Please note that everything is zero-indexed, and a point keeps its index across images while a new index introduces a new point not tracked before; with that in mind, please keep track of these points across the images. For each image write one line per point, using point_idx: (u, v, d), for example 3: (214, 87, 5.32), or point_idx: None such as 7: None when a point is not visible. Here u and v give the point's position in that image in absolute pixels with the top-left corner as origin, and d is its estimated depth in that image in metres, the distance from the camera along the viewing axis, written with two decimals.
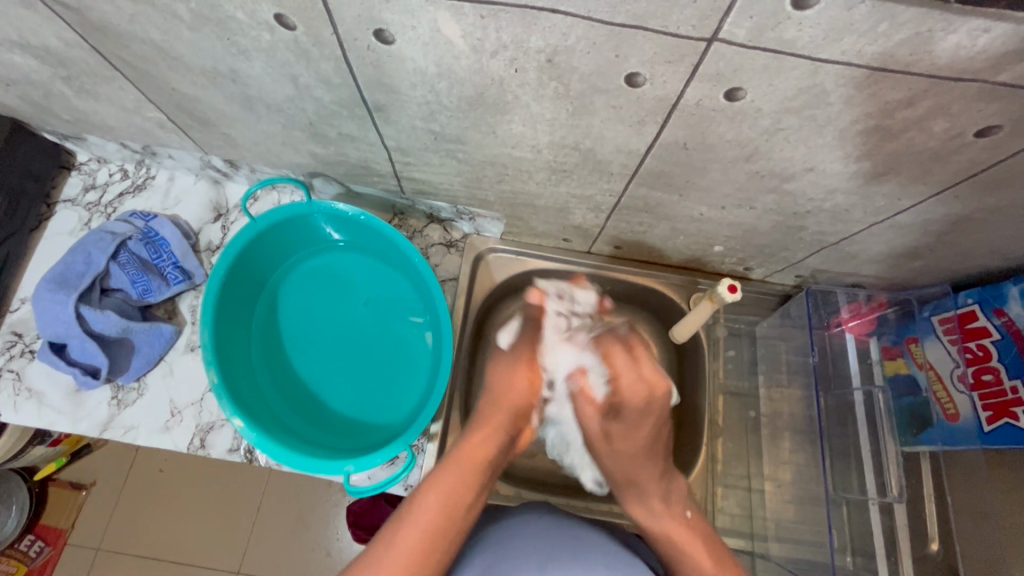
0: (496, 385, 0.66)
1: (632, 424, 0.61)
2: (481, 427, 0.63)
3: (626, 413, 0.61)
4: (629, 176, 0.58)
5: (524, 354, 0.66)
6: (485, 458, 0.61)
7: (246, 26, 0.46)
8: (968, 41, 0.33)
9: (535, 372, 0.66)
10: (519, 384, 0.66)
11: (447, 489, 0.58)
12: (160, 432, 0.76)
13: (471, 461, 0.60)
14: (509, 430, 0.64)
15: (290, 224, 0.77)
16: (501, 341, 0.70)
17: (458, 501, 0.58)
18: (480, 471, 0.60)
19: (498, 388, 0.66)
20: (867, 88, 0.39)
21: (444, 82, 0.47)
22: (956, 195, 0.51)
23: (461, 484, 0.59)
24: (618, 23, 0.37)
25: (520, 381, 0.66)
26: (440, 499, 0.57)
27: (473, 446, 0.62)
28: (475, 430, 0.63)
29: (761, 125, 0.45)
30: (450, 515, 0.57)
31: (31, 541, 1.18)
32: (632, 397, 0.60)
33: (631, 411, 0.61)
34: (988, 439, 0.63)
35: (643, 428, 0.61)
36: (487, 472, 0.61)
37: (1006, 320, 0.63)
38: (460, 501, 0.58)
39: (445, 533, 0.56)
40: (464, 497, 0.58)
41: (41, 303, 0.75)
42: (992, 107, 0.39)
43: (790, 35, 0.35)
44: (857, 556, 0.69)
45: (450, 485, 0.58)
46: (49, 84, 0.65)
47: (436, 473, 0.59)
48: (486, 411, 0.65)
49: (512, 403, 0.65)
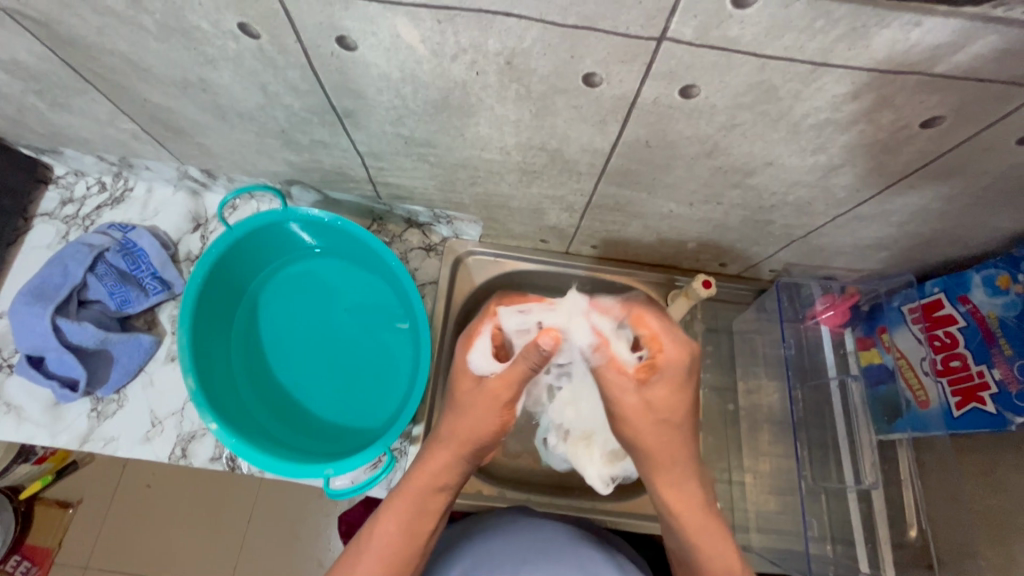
0: (462, 411, 0.62)
1: (671, 383, 0.59)
2: (439, 451, 0.62)
3: (668, 373, 0.59)
4: (598, 175, 0.59)
5: (496, 399, 0.61)
6: (442, 482, 0.62)
7: (211, 37, 0.47)
8: (902, 35, 0.35)
9: (507, 409, 0.63)
10: (485, 418, 0.62)
11: (403, 520, 0.60)
12: (141, 443, 0.76)
13: (424, 487, 0.62)
14: (470, 459, 0.64)
15: (269, 232, 0.77)
16: (478, 366, 0.63)
17: (413, 530, 0.60)
18: (434, 496, 0.62)
19: (458, 419, 0.62)
20: (813, 82, 0.40)
21: (409, 86, 0.48)
22: (911, 185, 0.53)
23: (416, 512, 0.61)
24: (570, 24, 0.38)
25: (488, 416, 0.62)
26: (397, 530, 0.60)
27: (427, 473, 0.62)
28: (431, 452, 0.63)
29: (718, 122, 0.46)
30: (407, 544, 0.60)
31: (16, 561, 1.17)
32: (673, 360, 0.59)
33: (670, 372, 0.59)
34: (957, 424, 0.65)
35: (684, 388, 0.59)
36: (444, 494, 0.63)
37: (971, 308, 0.65)
38: (416, 529, 0.61)
39: (404, 561, 0.59)
40: (420, 525, 0.61)
41: (18, 317, 0.75)
42: (934, 97, 0.40)
43: (734, 32, 0.36)
44: (838, 544, 0.70)
45: (404, 517, 0.60)
46: (21, 98, 0.65)
47: (392, 502, 0.61)
48: (444, 436, 0.63)
49: (471, 433, 0.62)
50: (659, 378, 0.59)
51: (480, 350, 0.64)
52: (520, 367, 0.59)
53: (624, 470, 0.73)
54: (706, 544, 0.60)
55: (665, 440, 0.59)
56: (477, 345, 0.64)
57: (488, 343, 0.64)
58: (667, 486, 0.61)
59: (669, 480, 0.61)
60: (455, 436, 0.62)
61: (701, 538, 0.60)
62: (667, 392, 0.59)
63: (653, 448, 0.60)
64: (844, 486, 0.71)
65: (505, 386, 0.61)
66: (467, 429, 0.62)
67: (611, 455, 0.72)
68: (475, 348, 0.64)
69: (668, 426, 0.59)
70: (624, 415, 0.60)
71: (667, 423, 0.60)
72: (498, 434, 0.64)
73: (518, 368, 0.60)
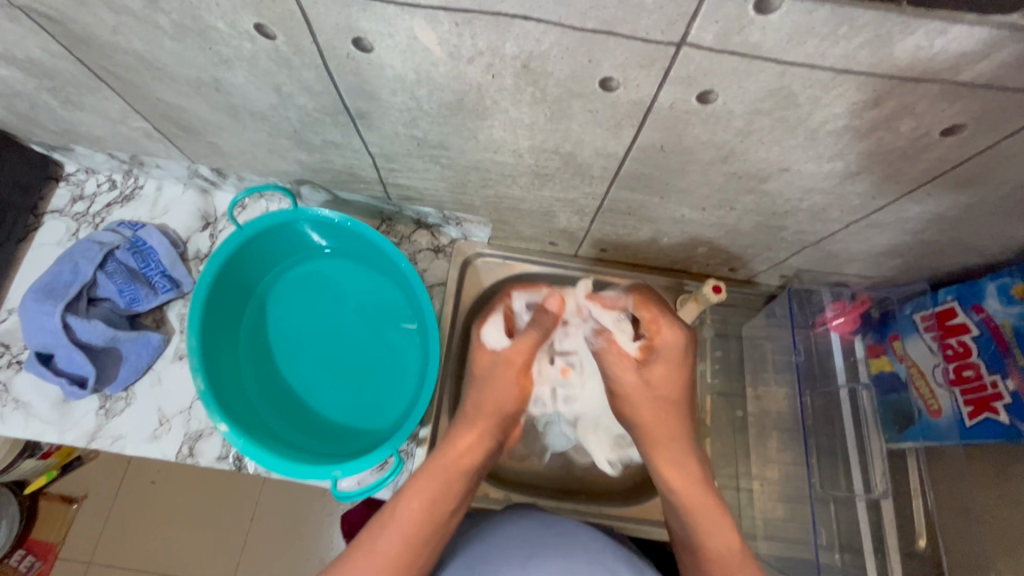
0: (484, 384, 0.65)
1: (668, 362, 0.63)
2: (467, 430, 0.64)
3: (666, 348, 0.63)
4: (610, 179, 0.59)
5: (513, 366, 0.65)
6: (470, 464, 0.62)
7: (227, 37, 0.46)
8: (926, 42, 0.34)
9: (525, 379, 0.66)
10: (508, 390, 0.65)
11: (429, 497, 0.59)
12: (148, 441, 0.76)
13: (453, 467, 0.61)
14: (495, 437, 0.65)
15: (278, 232, 0.77)
16: (492, 342, 0.66)
17: (439, 508, 0.59)
18: (461, 478, 0.61)
19: (479, 395, 0.65)
20: (834, 89, 0.40)
21: (424, 89, 0.48)
22: (929, 193, 0.52)
23: (441, 492, 0.60)
24: (589, 28, 0.37)
25: (510, 389, 0.65)
26: (423, 504, 0.58)
27: (456, 452, 0.62)
28: (461, 433, 0.64)
29: (735, 127, 0.46)
30: (430, 521, 0.58)
31: (20, 555, 1.18)
32: (669, 342, 0.63)
33: (668, 352, 0.63)
34: (969, 434, 0.64)
35: (682, 365, 0.64)
36: (468, 478, 0.62)
37: (984, 317, 0.64)
38: (441, 507, 0.59)
39: (426, 539, 0.58)
40: (446, 504, 0.60)
41: (28, 314, 0.75)
42: (955, 105, 0.40)
43: (755, 38, 0.36)
44: (846, 553, 0.69)
45: (431, 493, 0.59)
46: (34, 95, 0.66)
47: (419, 479, 0.60)
48: (471, 414, 0.65)
49: (496, 408, 0.65)
50: (657, 358, 0.63)
51: (493, 327, 0.67)
52: (533, 335, 0.65)
53: (630, 452, 0.77)
54: (710, 526, 0.59)
55: (668, 421, 0.62)
56: (490, 324, 0.68)
57: (501, 321, 0.68)
58: (665, 458, 0.62)
59: (670, 453, 0.62)
60: (481, 413, 0.64)
61: (705, 513, 0.60)
62: (667, 369, 0.63)
63: (648, 422, 0.62)
64: (853, 494, 0.71)
65: (519, 355, 0.65)
66: (492, 406, 0.65)
67: (617, 440, 0.76)
68: (487, 328, 0.67)
69: (670, 402, 0.63)
70: (624, 395, 0.63)
71: (668, 402, 0.63)
72: (520, 413, 0.68)
73: (530, 336, 0.65)
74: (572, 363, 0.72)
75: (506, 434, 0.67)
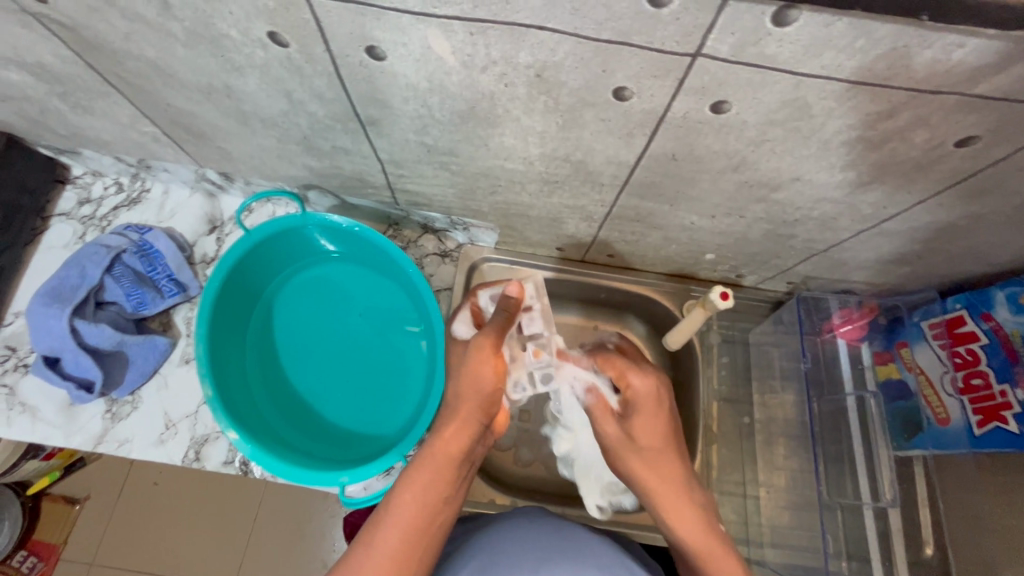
0: (462, 371, 0.65)
1: (646, 411, 0.63)
2: (450, 420, 0.63)
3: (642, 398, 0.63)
4: (620, 186, 0.59)
5: (485, 347, 0.64)
6: (459, 451, 0.62)
7: (240, 44, 0.46)
8: (944, 55, 0.34)
9: (500, 359, 0.64)
10: (482, 375, 0.63)
11: (422, 490, 0.59)
12: (155, 446, 0.76)
13: (443, 458, 0.61)
14: (481, 420, 0.64)
15: (284, 237, 0.77)
16: (461, 333, 0.71)
17: (432, 498, 0.59)
18: (451, 468, 0.61)
19: (460, 381, 0.64)
20: (849, 101, 0.40)
21: (436, 97, 0.48)
22: (940, 203, 0.52)
23: (433, 484, 0.60)
24: (604, 39, 0.37)
25: (487, 371, 0.63)
26: (416, 495, 0.59)
27: (444, 443, 0.62)
28: (444, 424, 0.63)
29: (748, 137, 0.46)
30: (425, 510, 0.58)
31: (22, 557, 1.18)
32: (642, 391, 0.63)
33: (642, 402, 0.63)
34: (978, 444, 0.63)
35: (660, 414, 0.63)
36: (458, 468, 0.62)
37: (994, 325, 0.63)
38: (434, 498, 0.59)
39: (422, 532, 0.58)
40: (438, 493, 0.60)
41: (35, 317, 0.75)
42: (970, 117, 0.40)
43: (771, 50, 0.36)
44: (853, 561, 0.70)
45: (424, 485, 0.59)
46: (44, 100, 0.66)
47: (412, 473, 0.60)
48: (454, 404, 0.64)
49: (478, 389, 0.63)
50: (637, 409, 0.63)
51: (461, 320, 0.71)
52: (501, 317, 0.66)
53: (619, 500, 0.76)
54: (683, 521, 0.61)
55: (664, 464, 0.62)
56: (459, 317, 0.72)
57: (469, 312, 0.71)
58: (679, 520, 0.61)
59: (682, 509, 0.61)
60: (468, 401, 0.63)
61: (680, 511, 0.61)
62: (646, 420, 0.62)
63: (648, 482, 0.62)
64: (861, 502, 0.71)
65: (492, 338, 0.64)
66: (471, 389, 0.64)
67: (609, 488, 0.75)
68: (459, 320, 0.71)
69: (658, 454, 0.62)
70: (616, 452, 0.64)
71: (656, 452, 0.62)
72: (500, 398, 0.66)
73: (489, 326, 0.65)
74: (544, 345, 0.69)
75: (490, 415, 0.65)
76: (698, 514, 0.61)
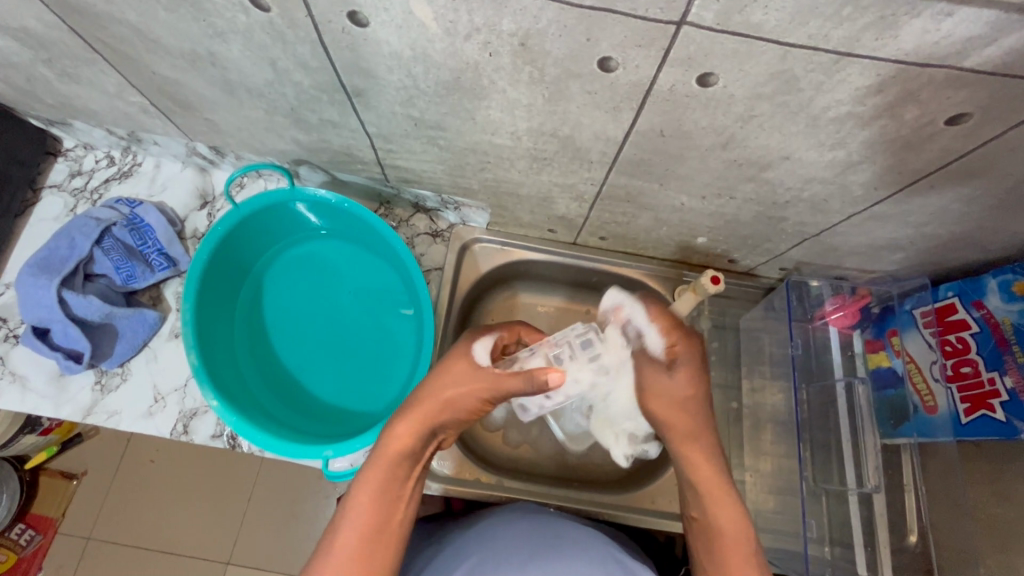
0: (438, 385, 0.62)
1: (690, 366, 0.64)
2: (404, 418, 0.61)
3: (687, 360, 0.64)
4: (609, 164, 0.58)
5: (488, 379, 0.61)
6: (406, 450, 0.60)
7: (222, 8, 0.46)
8: (932, 25, 0.33)
9: (484, 403, 0.62)
10: (452, 382, 0.61)
11: (379, 498, 0.58)
12: (143, 418, 0.76)
13: (390, 454, 0.59)
14: (437, 421, 0.62)
15: (275, 213, 0.77)
16: (479, 355, 0.63)
17: (386, 498, 0.58)
18: (400, 468, 0.59)
19: (428, 388, 0.61)
20: (836, 74, 0.39)
21: (420, 66, 0.47)
22: (932, 185, 0.51)
23: (385, 484, 0.58)
24: (587, 5, 0.37)
25: (461, 396, 0.61)
26: (367, 503, 0.57)
27: (388, 442, 0.60)
28: (395, 420, 0.61)
29: (735, 112, 0.45)
30: (380, 514, 0.57)
31: (20, 529, 1.19)
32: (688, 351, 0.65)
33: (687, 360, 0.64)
34: (964, 431, 0.64)
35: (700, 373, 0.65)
36: (411, 463, 0.60)
37: (984, 313, 0.63)
38: (388, 497, 0.58)
39: (376, 536, 0.57)
40: (392, 492, 0.59)
41: (24, 287, 0.75)
42: (961, 93, 0.39)
43: (756, 18, 0.35)
44: (835, 547, 0.69)
45: (374, 489, 0.58)
46: (31, 67, 0.65)
47: (361, 475, 0.59)
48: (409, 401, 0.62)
49: (435, 401, 0.61)
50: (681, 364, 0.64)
51: (485, 343, 0.64)
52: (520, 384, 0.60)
53: (644, 449, 0.74)
54: (716, 491, 0.62)
55: (686, 414, 0.64)
56: (484, 340, 0.64)
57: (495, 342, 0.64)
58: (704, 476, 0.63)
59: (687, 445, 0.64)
60: (421, 402, 0.61)
61: (702, 467, 0.63)
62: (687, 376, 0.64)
63: (673, 424, 0.64)
64: (846, 488, 0.70)
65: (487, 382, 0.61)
66: (433, 393, 0.61)
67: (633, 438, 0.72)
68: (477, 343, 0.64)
69: (690, 404, 0.64)
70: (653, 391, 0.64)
71: (691, 400, 0.64)
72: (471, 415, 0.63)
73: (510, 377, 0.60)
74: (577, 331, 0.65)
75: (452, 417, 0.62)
76: (714, 489, 0.62)
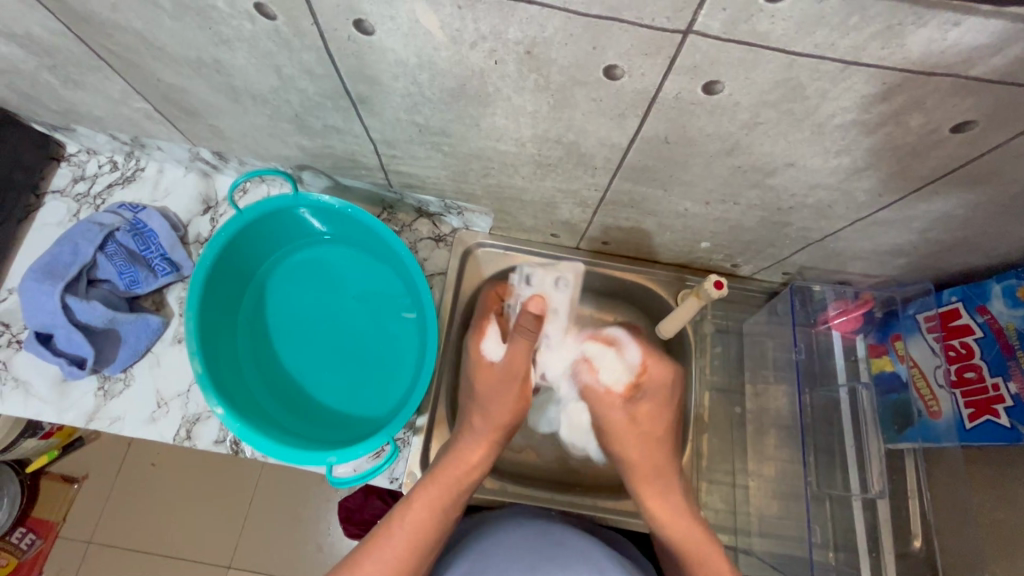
0: (488, 401, 0.65)
1: (656, 400, 0.66)
2: (477, 443, 0.65)
3: (654, 392, 0.66)
4: (614, 170, 0.58)
5: (515, 376, 0.64)
6: (473, 471, 0.64)
7: (227, 16, 0.46)
8: (939, 34, 0.34)
9: (527, 386, 0.66)
10: (511, 404, 0.65)
11: (436, 510, 0.61)
12: (146, 423, 0.76)
13: (460, 475, 0.63)
14: (500, 445, 0.66)
15: (278, 217, 0.77)
16: (491, 353, 0.67)
17: (443, 512, 0.61)
18: (463, 490, 0.63)
19: (488, 406, 0.65)
20: (843, 82, 0.39)
21: (426, 73, 0.47)
22: (936, 191, 0.51)
23: (449, 502, 0.62)
24: (594, 14, 0.37)
25: (513, 400, 0.65)
26: (429, 514, 0.60)
27: (466, 466, 0.64)
28: (465, 438, 0.65)
29: (741, 119, 0.45)
30: (437, 526, 0.60)
31: (22, 533, 1.17)
32: (658, 379, 0.67)
33: (655, 390, 0.66)
34: (970, 436, 0.64)
35: (665, 403, 0.67)
36: (470, 486, 0.64)
37: (989, 318, 0.63)
38: (444, 512, 0.61)
39: (427, 548, 0.60)
40: (448, 508, 0.62)
41: (27, 293, 0.75)
42: (967, 101, 0.39)
43: (763, 27, 0.35)
44: (840, 552, 0.69)
45: (439, 504, 0.61)
46: (36, 73, 0.65)
47: (425, 488, 0.62)
48: (481, 422, 0.65)
49: (501, 421, 0.65)
50: (644, 396, 0.66)
51: (491, 336, 0.68)
52: (520, 345, 0.63)
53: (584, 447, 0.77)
54: (670, 517, 0.63)
55: (647, 450, 0.65)
56: (489, 334, 0.68)
57: (496, 326, 0.69)
58: (649, 492, 0.65)
59: (648, 484, 0.65)
60: (489, 425, 0.65)
61: (664, 508, 0.64)
62: (653, 408, 0.66)
63: (635, 462, 0.65)
64: (849, 493, 0.70)
65: (507, 370, 0.64)
66: (500, 416, 0.65)
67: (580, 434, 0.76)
68: (488, 337, 0.68)
69: (652, 439, 0.66)
70: (614, 432, 0.66)
71: (653, 437, 0.66)
72: (521, 421, 0.68)
73: (519, 346, 0.63)
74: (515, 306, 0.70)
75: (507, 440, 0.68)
76: (691, 542, 0.62)
